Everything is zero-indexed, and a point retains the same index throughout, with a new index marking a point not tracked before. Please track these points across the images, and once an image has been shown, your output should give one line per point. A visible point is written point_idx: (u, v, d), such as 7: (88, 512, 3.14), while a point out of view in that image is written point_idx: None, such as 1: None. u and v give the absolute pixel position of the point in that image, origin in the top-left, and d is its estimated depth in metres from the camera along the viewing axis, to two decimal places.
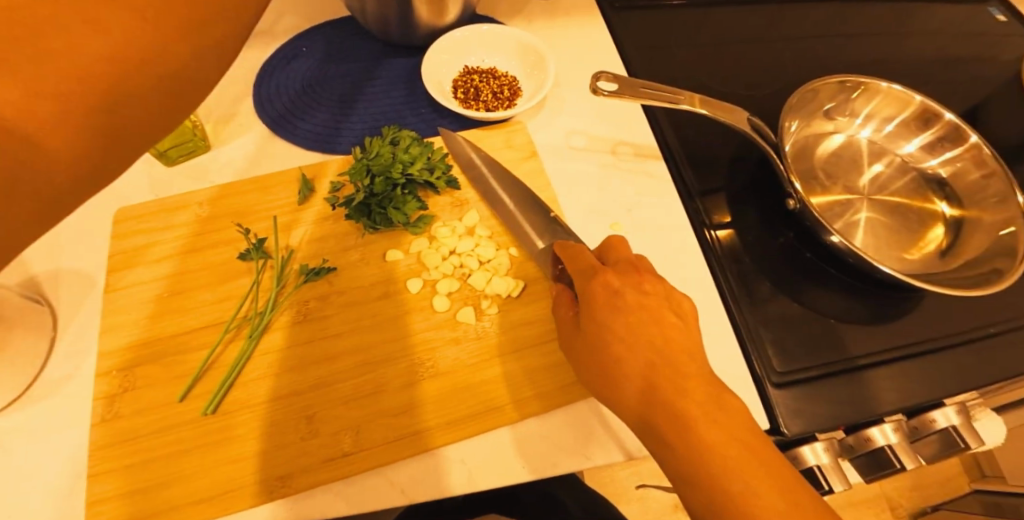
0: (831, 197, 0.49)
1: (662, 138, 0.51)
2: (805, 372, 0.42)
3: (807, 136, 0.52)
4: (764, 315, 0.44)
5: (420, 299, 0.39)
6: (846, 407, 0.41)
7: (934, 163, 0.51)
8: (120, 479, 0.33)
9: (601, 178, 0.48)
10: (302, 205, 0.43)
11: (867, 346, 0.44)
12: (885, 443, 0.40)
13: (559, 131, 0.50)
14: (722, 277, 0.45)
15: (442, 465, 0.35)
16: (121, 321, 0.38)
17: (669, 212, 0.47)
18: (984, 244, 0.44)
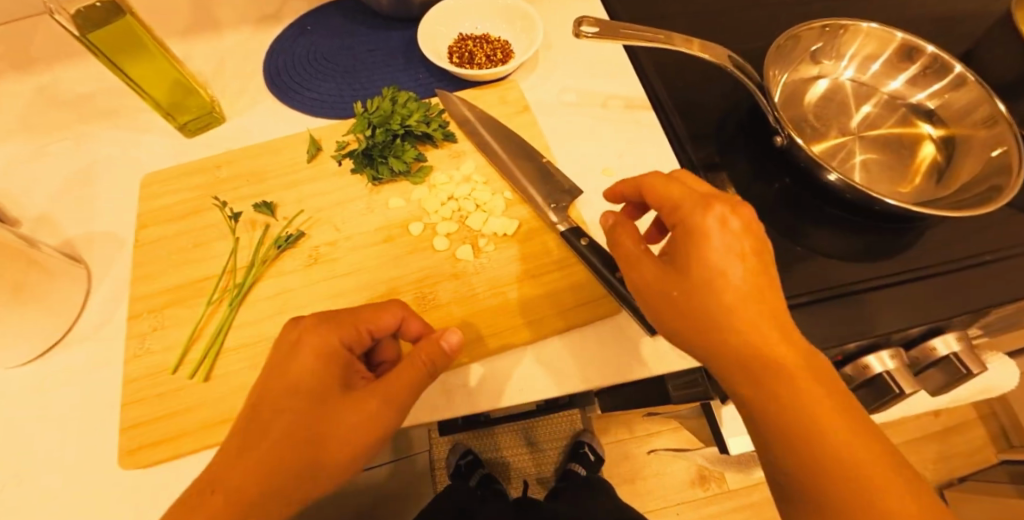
0: (827, 141, 0.50)
1: (651, 90, 0.52)
2: (797, 298, 0.43)
3: (794, 81, 0.52)
4: None
5: (421, 241, 0.42)
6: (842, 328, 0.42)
7: (921, 97, 0.52)
8: (156, 406, 0.37)
9: (593, 129, 0.50)
10: (311, 162, 0.46)
11: (864, 275, 0.45)
12: (881, 369, 0.42)
13: (551, 88, 0.52)
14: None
15: (445, 389, 0.37)
16: (150, 271, 0.42)
17: (659, 157, 0.49)
18: (978, 166, 0.45)
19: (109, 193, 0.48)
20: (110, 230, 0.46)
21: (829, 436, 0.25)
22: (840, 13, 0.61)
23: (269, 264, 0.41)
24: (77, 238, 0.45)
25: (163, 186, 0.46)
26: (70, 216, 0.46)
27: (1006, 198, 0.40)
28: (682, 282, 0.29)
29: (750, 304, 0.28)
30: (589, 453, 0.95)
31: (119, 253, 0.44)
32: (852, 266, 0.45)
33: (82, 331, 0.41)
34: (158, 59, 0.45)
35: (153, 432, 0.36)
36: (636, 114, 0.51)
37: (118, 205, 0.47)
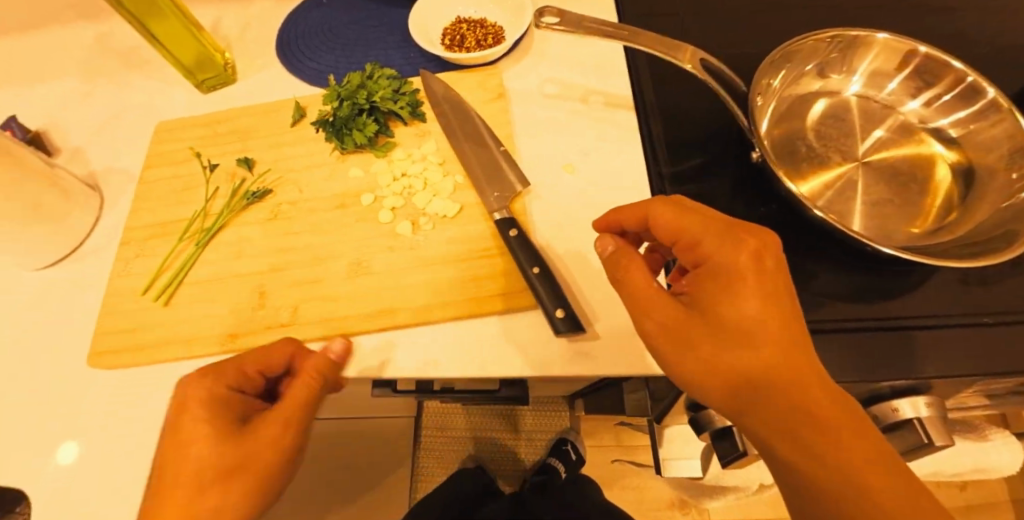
0: (829, 172, 0.45)
1: (638, 92, 0.50)
2: None
3: (793, 93, 0.49)
4: None
5: (369, 211, 0.44)
6: None
7: (944, 123, 0.47)
8: (123, 322, 0.42)
9: (565, 123, 0.49)
10: (294, 128, 0.50)
11: (826, 317, 0.39)
12: None
13: (534, 79, 0.52)
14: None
15: (358, 351, 0.40)
16: (143, 206, 0.48)
17: (627, 161, 0.47)
18: (996, 206, 0.40)
19: (132, 136, 0.55)
20: (126, 169, 0.52)
21: (862, 476, 0.26)
22: (878, 23, 0.55)
23: (236, 215, 0.45)
24: (100, 172, 0.52)
25: (172, 135, 0.52)
26: (99, 152, 0.54)
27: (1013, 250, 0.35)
28: (714, 326, 0.29)
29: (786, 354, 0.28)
30: (570, 450, 0.97)
31: (129, 188, 0.51)
32: (826, 300, 0.40)
33: (90, 249, 0.48)
34: (176, 22, 0.51)
35: (116, 343, 0.42)
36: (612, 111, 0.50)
37: (137, 147, 0.54)
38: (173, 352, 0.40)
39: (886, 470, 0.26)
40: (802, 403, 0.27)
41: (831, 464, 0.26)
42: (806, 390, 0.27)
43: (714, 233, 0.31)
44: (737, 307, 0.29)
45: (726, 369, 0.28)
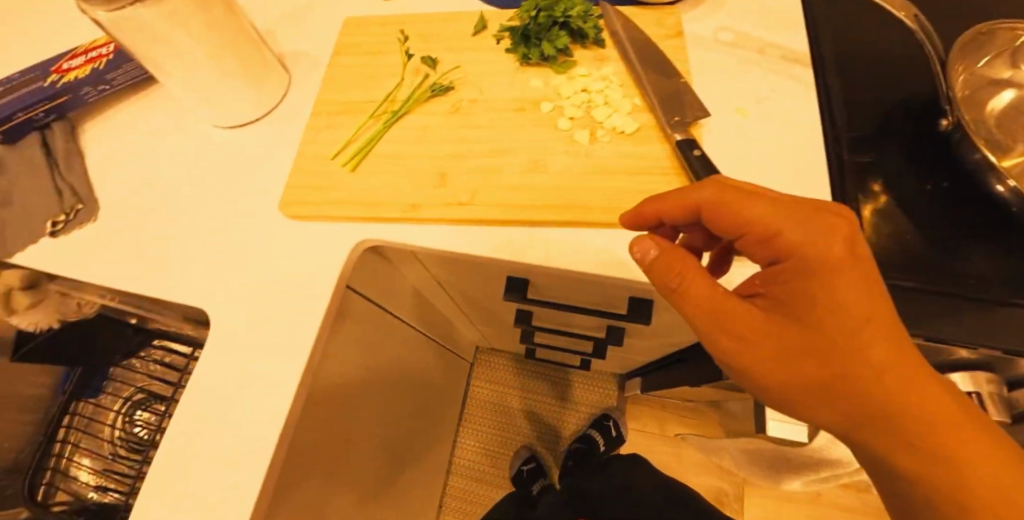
0: (1009, 161, 0.44)
1: (817, 49, 0.51)
2: (901, 281, 0.39)
3: (991, 77, 0.48)
4: (878, 225, 0.42)
5: (547, 117, 0.46)
6: (953, 325, 0.38)
7: None
8: (312, 179, 0.46)
9: (739, 69, 0.50)
10: (476, 35, 0.52)
11: (1002, 293, 0.39)
12: (969, 389, 0.39)
13: (711, 25, 0.53)
14: (854, 189, 0.44)
15: (529, 238, 0.42)
16: (332, 86, 0.52)
17: (801, 112, 0.47)
18: None
19: (316, 25, 0.58)
20: (311, 53, 0.56)
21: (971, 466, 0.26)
22: None
23: (421, 103, 0.48)
24: (288, 52, 0.57)
25: (358, 28, 0.56)
26: (287, 35, 0.58)
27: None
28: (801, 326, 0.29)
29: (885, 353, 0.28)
30: (612, 427, 1.14)
31: (313, 70, 0.55)
32: (1007, 271, 0.40)
33: (278, 118, 0.54)
34: None
35: (306, 197, 0.46)
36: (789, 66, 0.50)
37: (321, 36, 0.57)
38: (359, 212, 0.44)
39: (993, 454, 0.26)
40: (894, 395, 0.27)
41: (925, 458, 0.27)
42: (904, 379, 0.27)
43: (794, 219, 0.30)
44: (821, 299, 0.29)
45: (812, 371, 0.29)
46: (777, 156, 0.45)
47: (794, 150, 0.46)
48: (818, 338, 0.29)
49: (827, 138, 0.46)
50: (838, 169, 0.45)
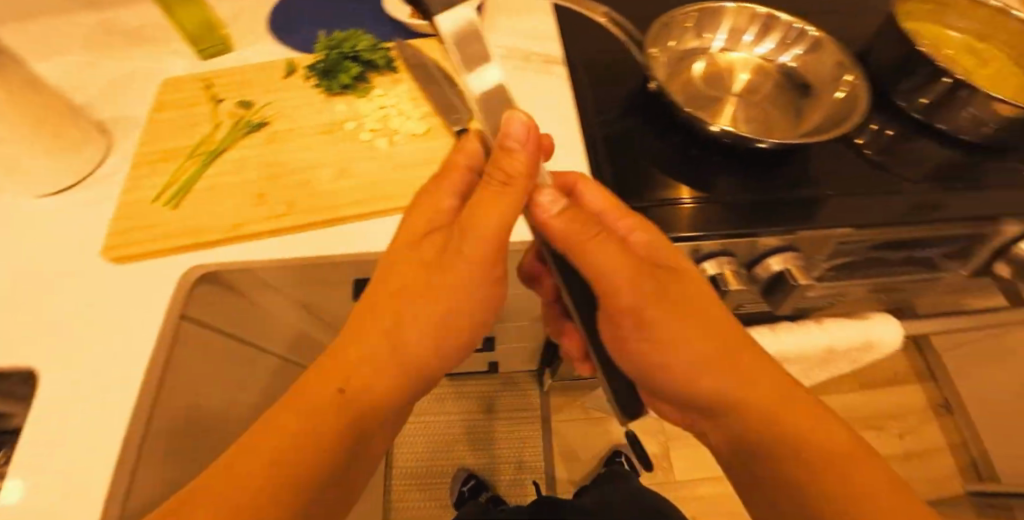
0: (726, 113, 0.57)
1: (566, 52, 0.64)
2: (639, 201, 0.51)
3: (681, 54, 0.61)
4: (622, 165, 0.54)
5: (352, 133, 0.54)
6: (676, 220, 0.50)
7: (786, 60, 0.61)
8: (134, 222, 0.49)
9: (511, 73, 0.62)
10: (284, 77, 0.59)
11: (713, 192, 0.52)
12: (712, 271, 0.51)
13: (486, 44, 0.65)
14: (602, 151, 0.55)
15: (348, 232, 0.49)
16: (151, 139, 0.56)
17: (560, 97, 0.60)
18: (826, 102, 0.55)
19: (137, 93, 0.63)
20: (133, 117, 0.60)
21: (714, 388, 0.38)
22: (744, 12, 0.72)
23: (237, 139, 0.54)
24: (108, 119, 0.60)
25: (176, 88, 0.61)
26: (107, 105, 0.61)
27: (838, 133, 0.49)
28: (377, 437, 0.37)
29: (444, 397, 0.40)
30: None
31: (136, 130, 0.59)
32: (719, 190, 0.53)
33: (99, 178, 0.56)
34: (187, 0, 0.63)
35: (129, 238, 0.48)
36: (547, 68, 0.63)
37: (142, 101, 0.62)
38: (183, 240, 0.47)
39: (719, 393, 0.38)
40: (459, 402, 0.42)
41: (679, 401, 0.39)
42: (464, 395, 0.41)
43: (316, 405, 0.34)
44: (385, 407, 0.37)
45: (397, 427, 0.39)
46: (546, 133, 0.56)
47: (556, 126, 0.57)
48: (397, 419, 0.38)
49: (583, 114, 0.58)
50: (591, 138, 0.56)
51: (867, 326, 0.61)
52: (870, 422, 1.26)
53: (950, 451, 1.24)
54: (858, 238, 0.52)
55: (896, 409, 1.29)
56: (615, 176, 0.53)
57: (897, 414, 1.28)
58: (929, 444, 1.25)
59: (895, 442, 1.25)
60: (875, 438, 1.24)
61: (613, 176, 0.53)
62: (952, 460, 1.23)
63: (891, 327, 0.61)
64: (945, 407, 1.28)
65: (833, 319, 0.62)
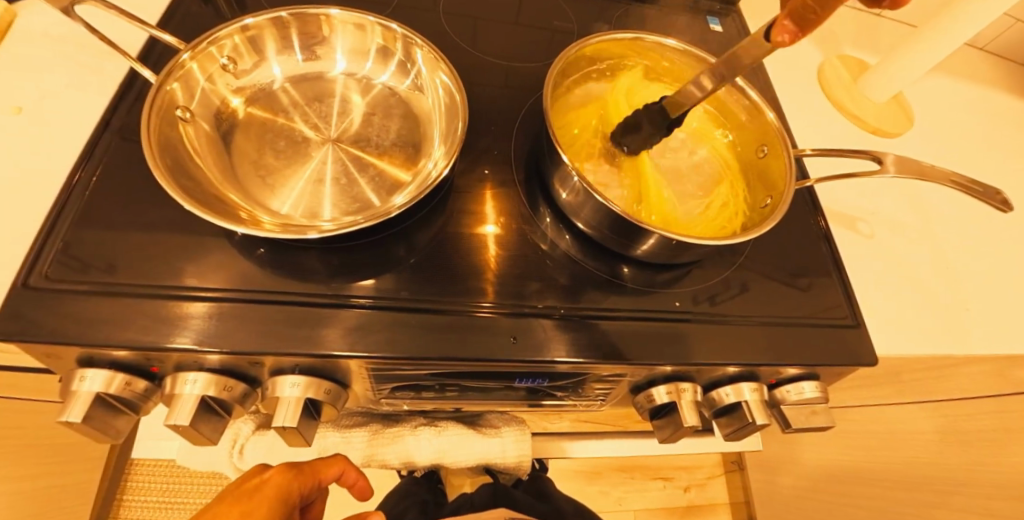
0: (375, 160, 0.46)
1: (140, 41, 0.50)
2: (70, 285, 0.37)
3: (235, 83, 0.47)
4: (101, 222, 0.41)
5: None
6: (127, 317, 0.37)
7: (383, 79, 0.51)
8: None
9: (47, 65, 0.48)
10: None
11: (217, 282, 0.41)
12: (174, 390, 0.38)
13: (53, 21, 0.51)
14: (101, 197, 0.42)
15: None
16: None
17: (90, 110, 0.47)
18: (435, 136, 0.48)
19: None
20: None
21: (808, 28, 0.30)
22: (436, 29, 0.59)
23: None
24: None
25: None
26: None
27: (372, 223, 0.38)
28: (277, 497, 0.42)
29: (277, 492, 0.42)
30: None
31: None
32: (233, 264, 0.42)
33: None
34: None
35: None
36: (109, 64, 0.50)
37: None
38: None
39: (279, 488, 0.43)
40: (280, 490, 0.42)
41: (288, 495, 0.43)
42: (286, 485, 0.43)
43: (245, 500, 0.40)
44: (278, 482, 0.43)
45: (263, 499, 0.41)
46: (30, 157, 0.43)
47: (50, 146, 0.44)
48: (273, 494, 0.42)
49: (93, 133, 0.45)
50: (102, 176, 0.43)
51: (496, 442, 0.53)
52: (658, 472, 1.18)
53: (730, 508, 1.19)
54: (408, 368, 0.42)
55: (692, 461, 1.21)
56: (77, 235, 0.40)
57: (689, 464, 1.21)
58: (712, 498, 1.19)
59: (677, 495, 1.17)
60: (657, 489, 1.16)
61: (74, 236, 0.40)
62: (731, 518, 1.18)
63: (522, 442, 0.53)
64: (737, 463, 1.21)
65: (461, 428, 0.52)
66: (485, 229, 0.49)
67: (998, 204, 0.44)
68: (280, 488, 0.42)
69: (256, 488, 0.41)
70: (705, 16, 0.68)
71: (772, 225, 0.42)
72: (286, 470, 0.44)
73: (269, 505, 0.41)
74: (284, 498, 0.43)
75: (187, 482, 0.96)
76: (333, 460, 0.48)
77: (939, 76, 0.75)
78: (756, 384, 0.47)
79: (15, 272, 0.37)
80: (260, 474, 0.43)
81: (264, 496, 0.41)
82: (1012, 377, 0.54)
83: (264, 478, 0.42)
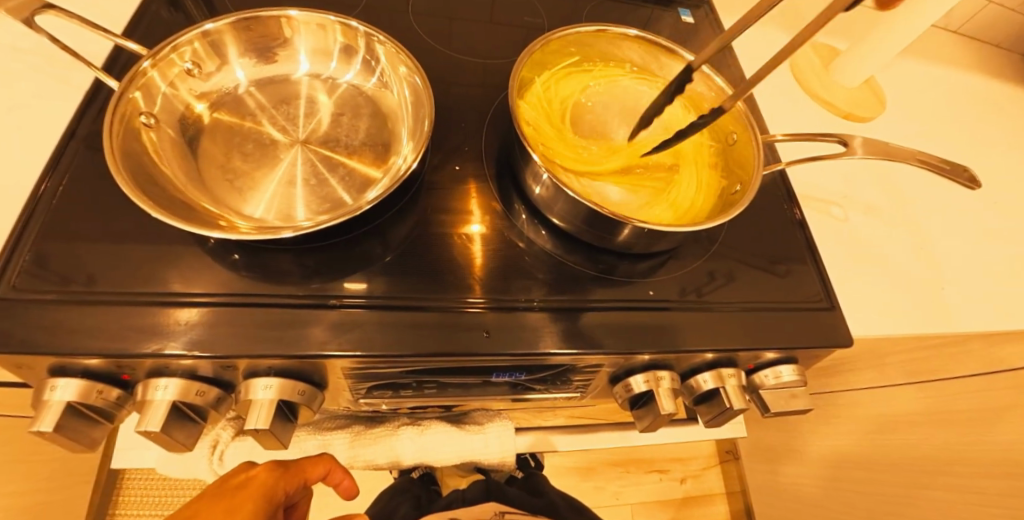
0: (344, 160, 0.46)
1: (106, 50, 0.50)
2: (35, 296, 0.37)
3: (200, 89, 0.47)
4: (68, 232, 0.41)
5: None
6: (93, 324, 0.37)
7: (349, 79, 0.51)
8: None
9: (14, 78, 0.48)
10: None
11: (180, 287, 0.40)
12: (146, 398, 0.37)
13: (18, 32, 0.51)
14: (68, 206, 0.42)
15: None
16: None
17: (57, 121, 0.47)
18: (405, 133, 0.48)
19: None
20: None
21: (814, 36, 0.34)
22: (406, 29, 0.59)
23: None
24: None
25: None
26: None
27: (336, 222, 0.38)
28: (262, 495, 0.42)
29: (261, 491, 0.42)
30: None
31: None
32: (199, 269, 0.42)
33: None
34: None
35: None
36: (77, 75, 0.50)
37: None
38: None
39: (263, 486, 0.43)
40: (265, 490, 0.43)
41: (274, 493, 0.43)
42: (269, 484, 0.43)
43: (228, 497, 0.41)
44: (263, 482, 0.43)
45: (247, 499, 0.41)
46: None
47: (15, 159, 0.44)
48: (257, 492, 0.42)
49: (60, 144, 0.45)
50: (69, 186, 0.43)
51: (484, 439, 0.52)
52: (654, 464, 1.18)
53: (726, 497, 1.19)
54: (383, 366, 0.42)
55: (687, 452, 1.21)
56: (41, 246, 0.39)
57: (683, 456, 1.21)
58: (708, 489, 1.19)
59: (674, 487, 1.17)
60: (653, 482, 1.16)
61: (39, 247, 0.39)
62: (728, 508, 1.18)
63: (505, 436, 0.53)
64: (732, 453, 1.22)
65: (444, 425, 0.52)
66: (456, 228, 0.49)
67: (965, 181, 0.45)
68: (265, 487, 0.43)
69: (239, 485, 0.42)
70: (675, 8, 0.68)
71: (740, 211, 0.42)
72: (272, 468, 0.44)
73: (253, 502, 0.41)
74: (268, 496, 0.43)
75: (179, 494, 0.96)
76: (318, 460, 0.48)
77: (910, 60, 0.76)
78: (733, 370, 0.48)
79: None
80: (247, 471, 0.43)
81: (247, 496, 0.41)
82: (990, 355, 0.55)
83: (250, 476, 0.43)
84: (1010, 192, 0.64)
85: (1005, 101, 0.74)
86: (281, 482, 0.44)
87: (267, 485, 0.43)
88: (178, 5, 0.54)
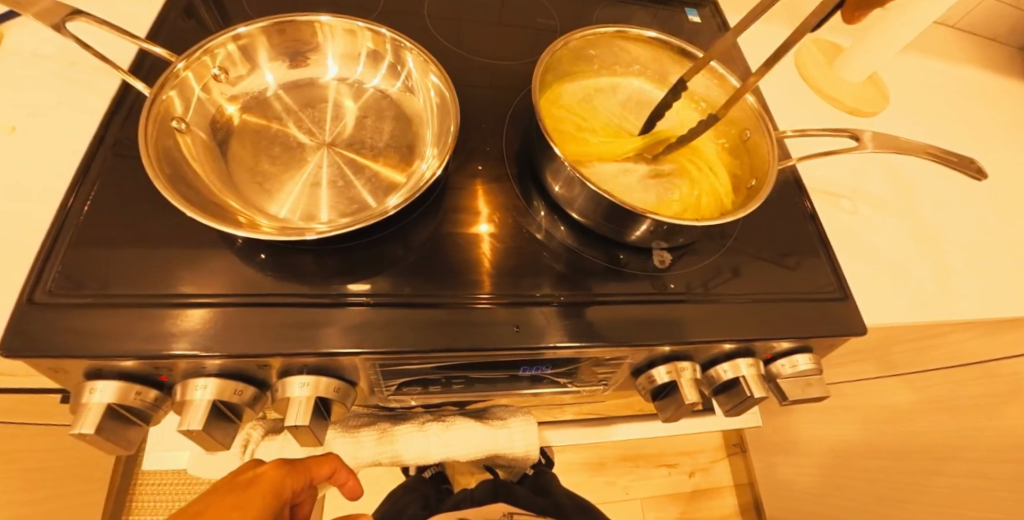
0: (369, 162, 0.46)
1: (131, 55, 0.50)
2: (73, 300, 0.37)
3: (228, 91, 0.48)
4: (101, 236, 0.41)
5: None
6: (133, 325, 0.37)
7: (374, 83, 0.51)
8: None
9: (39, 85, 0.48)
10: None
11: (216, 287, 0.41)
12: (186, 397, 0.38)
13: (41, 39, 0.51)
14: (98, 212, 0.43)
15: None
16: None
17: (83, 126, 0.47)
18: (429, 136, 0.49)
19: None
20: None
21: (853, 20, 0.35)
22: (421, 33, 0.60)
23: None
24: None
25: None
26: None
27: (369, 223, 0.39)
28: (269, 493, 0.42)
29: (268, 489, 0.42)
30: None
31: None
32: (232, 271, 0.42)
33: None
34: None
35: None
36: (100, 81, 0.50)
37: None
38: None
39: (270, 484, 0.43)
40: (272, 488, 0.43)
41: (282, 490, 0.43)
42: (276, 483, 0.43)
43: (234, 493, 0.41)
44: (270, 480, 0.43)
45: (254, 496, 0.41)
46: (26, 176, 0.43)
47: (43, 165, 0.44)
48: (264, 489, 0.42)
49: (87, 150, 0.45)
50: (99, 191, 0.44)
51: (505, 434, 0.53)
52: (662, 459, 1.19)
53: (734, 490, 1.21)
54: (412, 362, 0.43)
55: (694, 446, 1.23)
56: (76, 249, 0.40)
57: (691, 450, 1.22)
58: (716, 482, 1.21)
59: (682, 480, 1.18)
60: (662, 476, 1.17)
61: (74, 251, 0.40)
62: (736, 500, 1.20)
63: (528, 431, 0.54)
64: (738, 445, 1.23)
65: (468, 420, 0.53)
66: (477, 228, 0.50)
67: (973, 171, 0.46)
68: (273, 485, 0.43)
69: (247, 481, 0.42)
70: (683, 8, 0.70)
71: (757, 205, 0.43)
72: (279, 466, 0.44)
73: (260, 499, 0.41)
74: (275, 494, 0.43)
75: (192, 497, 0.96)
76: (324, 459, 0.48)
77: (910, 56, 0.77)
78: (752, 359, 0.49)
79: (18, 290, 0.38)
80: (255, 467, 0.43)
81: (255, 493, 0.42)
82: (996, 342, 0.57)
83: (258, 473, 0.43)
84: (1009, 184, 0.66)
85: (1002, 95, 0.76)
86: (288, 480, 0.44)
87: (275, 482, 0.43)
88: (192, 13, 0.55)
